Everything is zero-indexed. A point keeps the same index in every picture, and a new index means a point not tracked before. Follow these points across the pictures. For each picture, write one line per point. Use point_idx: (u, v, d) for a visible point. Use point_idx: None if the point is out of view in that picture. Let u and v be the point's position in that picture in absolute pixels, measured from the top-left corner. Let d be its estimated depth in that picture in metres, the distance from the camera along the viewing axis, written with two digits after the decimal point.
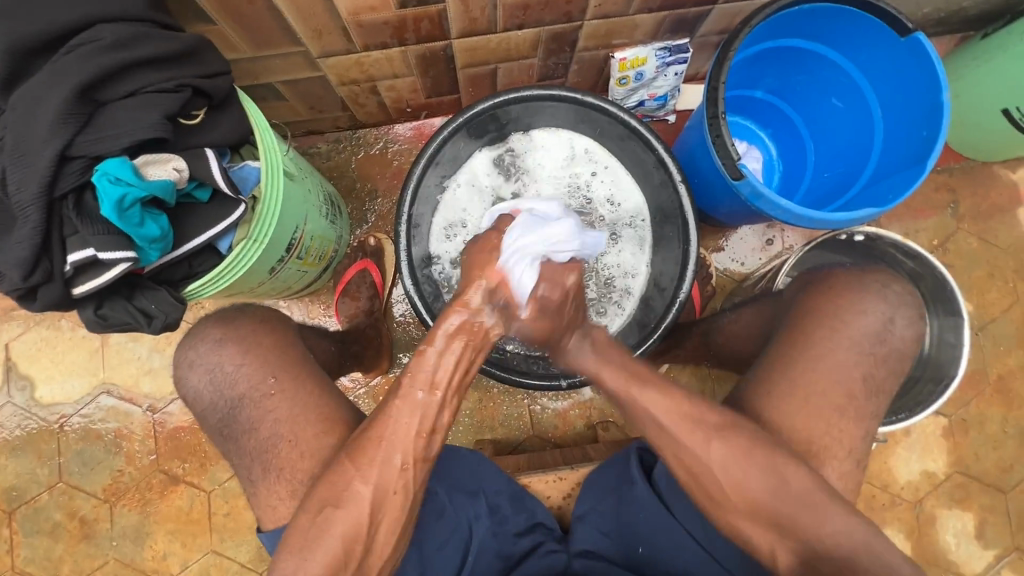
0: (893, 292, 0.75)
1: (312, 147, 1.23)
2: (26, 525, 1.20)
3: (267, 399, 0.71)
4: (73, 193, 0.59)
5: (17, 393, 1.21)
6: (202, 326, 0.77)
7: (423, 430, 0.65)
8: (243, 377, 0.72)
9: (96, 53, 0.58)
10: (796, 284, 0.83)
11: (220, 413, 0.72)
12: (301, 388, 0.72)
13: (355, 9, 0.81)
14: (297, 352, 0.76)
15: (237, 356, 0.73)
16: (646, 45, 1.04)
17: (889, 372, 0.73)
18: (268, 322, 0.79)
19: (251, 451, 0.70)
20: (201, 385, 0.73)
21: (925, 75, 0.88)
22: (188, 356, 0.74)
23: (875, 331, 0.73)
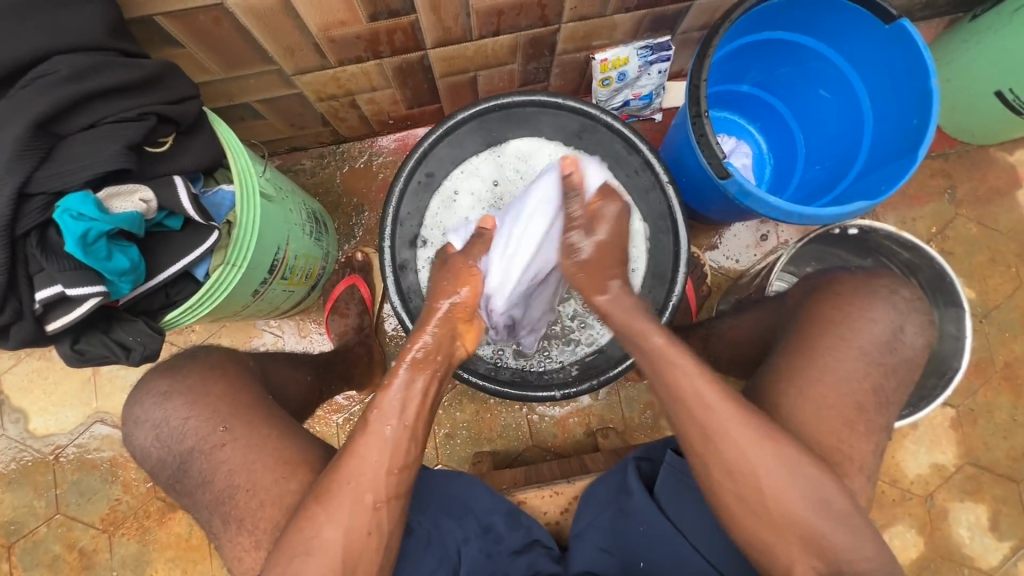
0: (901, 297, 0.73)
1: (296, 164, 1.21)
2: (26, 558, 1.19)
3: (217, 450, 0.68)
4: (36, 230, 0.58)
5: (11, 426, 1.20)
6: (148, 378, 0.74)
7: (394, 468, 0.64)
8: (191, 429, 0.69)
9: (52, 86, 0.56)
10: (803, 291, 0.80)
11: (170, 469, 0.70)
12: (254, 433, 0.69)
13: (326, 25, 0.80)
14: (251, 397, 0.73)
15: (182, 409, 0.70)
16: (626, 45, 1.02)
17: (900, 381, 0.70)
18: (221, 365, 0.76)
19: (226, 491, 0.67)
20: (148, 442, 0.71)
21: (912, 61, 0.86)
22: (135, 412, 0.72)
23: (884, 338, 0.71)
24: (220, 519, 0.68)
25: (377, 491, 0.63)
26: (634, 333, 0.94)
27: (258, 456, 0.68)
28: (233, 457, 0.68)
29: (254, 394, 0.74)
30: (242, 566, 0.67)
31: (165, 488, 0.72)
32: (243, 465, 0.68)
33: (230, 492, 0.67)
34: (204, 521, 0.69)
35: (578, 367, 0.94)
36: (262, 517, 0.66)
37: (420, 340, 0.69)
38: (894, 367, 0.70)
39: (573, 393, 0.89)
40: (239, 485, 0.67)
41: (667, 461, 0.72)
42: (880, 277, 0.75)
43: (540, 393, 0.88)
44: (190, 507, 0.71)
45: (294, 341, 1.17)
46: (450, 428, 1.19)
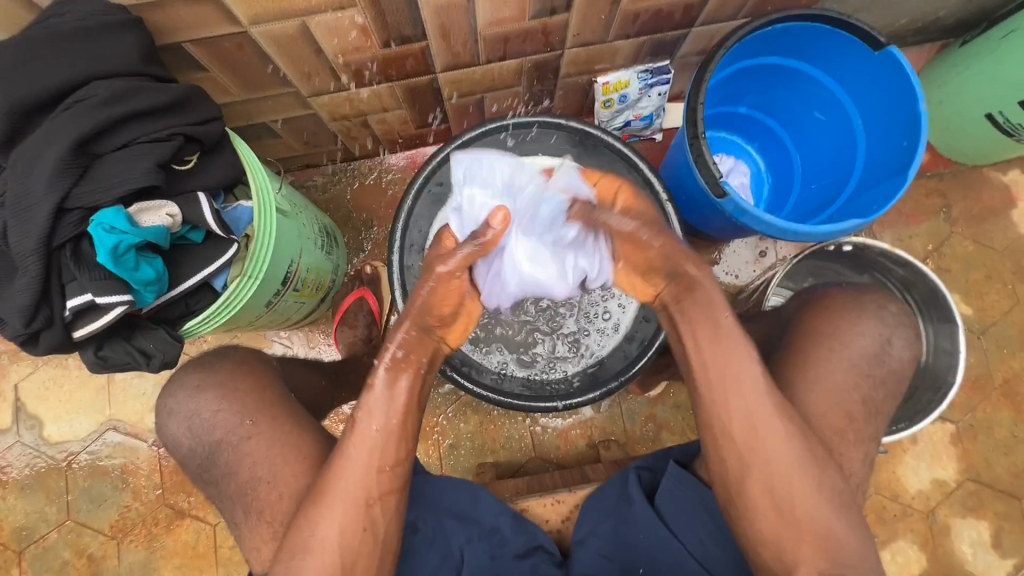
0: (890, 311, 0.76)
1: (309, 180, 1.26)
2: (36, 564, 1.21)
3: (244, 442, 0.72)
4: (70, 242, 0.62)
5: (26, 432, 1.23)
6: (182, 372, 0.79)
7: (384, 465, 0.66)
8: (221, 421, 0.73)
9: (90, 110, 0.61)
10: (796, 304, 0.82)
11: (199, 459, 0.74)
12: (277, 428, 0.73)
13: (342, 51, 0.85)
14: (277, 395, 0.77)
15: (214, 401, 0.74)
16: (628, 69, 1.07)
17: (887, 394, 0.73)
18: (247, 363, 0.80)
19: (236, 492, 0.71)
20: (180, 433, 0.74)
21: (902, 86, 0.89)
22: (168, 404, 0.76)
23: (872, 351, 0.73)
24: (241, 509, 0.71)
25: (387, 494, 0.66)
26: (634, 342, 0.95)
27: (281, 450, 0.71)
28: (257, 450, 0.71)
29: (279, 392, 0.78)
30: (259, 557, 0.70)
31: (192, 478, 0.76)
32: (267, 458, 0.71)
33: (253, 483, 0.70)
34: (227, 513, 0.72)
35: (581, 377, 0.96)
36: (277, 512, 0.69)
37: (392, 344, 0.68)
38: (883, 378, 0.73)
39: (574, 403, 0.92)
40: (252, 487, 0.70)
41: (668, 472, 0.74)
42: (870, 293, 0.78)
43: (541, 403, 0.92)
44: (214, 497, 0.74)
45: (303, 350, 1.20)
46: (454, 439, 1.21)
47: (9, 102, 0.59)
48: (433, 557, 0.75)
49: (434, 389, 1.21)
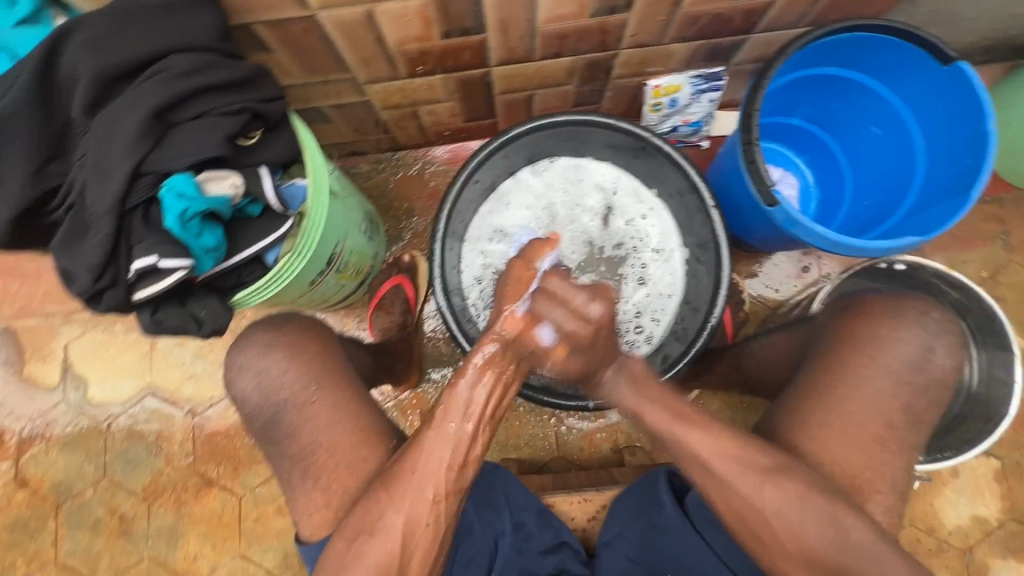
0: (932, 318, 0.72)
1: (354, 167, 1.28)
2: (71, 518, 1.25)
3: (307, 406, 0.74)
4: (142, 206, 0.65)
5: (71, 391, 1.29)
6: (253, 329, 0.79)
7: (456, 462, 0.66)
8: (288, 382, 0.75)
9: (169, 80, 0.64)
10: (829, 310, 0.80)
11: (265, 416, 0.75)
12: (339, 396, 0.75)
13: (402, 40, 0.86)
14: (339, 362, 0.79)
15: (283, 361, 0.76)
16: (680, 73, 1.06)
17: (930, 402, 0.70)
18: (314, 327, 0.82)
19: (292, 455, 0.74)
20: (248, 388, 0.75)
21: (969, 102, 0.86)
22: (238, 360, 0.77)
23: (914, 358, 0.70)
24: (298, 471, 0.73)
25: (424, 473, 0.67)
26: (665, 352, 0.98)
27: (340, 419, 0.74)
28: (320, 415, 0.74)
29: (340, 359, 0.80)
30: (310, 525, 0.72)
31: (252, 434, 0.77)
32: (328, 425, 0.74)
33: (314, 447, 0.73)
34: (283, 473, 0.74)
35: None
36: (336, 480, 0.72)
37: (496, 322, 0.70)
38: (924, 387, 0.70)
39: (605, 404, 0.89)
40: (292, 461, 0.73)
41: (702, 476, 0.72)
42: (910, 298, 0.74)
43: (570, 401, 0.89)
44: (273, 458, 0.75)
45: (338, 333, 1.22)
46: None
47: (95, 68, 0.62)
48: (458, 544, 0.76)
49: None
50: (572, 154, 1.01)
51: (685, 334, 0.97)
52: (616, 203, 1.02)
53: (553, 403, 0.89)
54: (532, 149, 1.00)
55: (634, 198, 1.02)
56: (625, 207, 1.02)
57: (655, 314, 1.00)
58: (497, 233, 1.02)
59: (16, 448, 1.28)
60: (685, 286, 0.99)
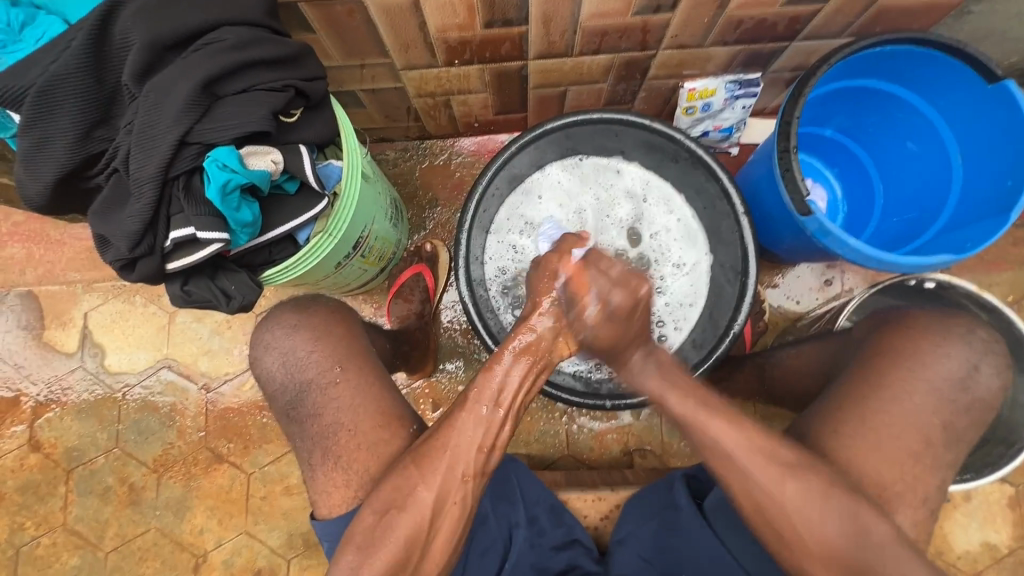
0: (978, 337, 0.72)
1: (380, 154, 1.29)
2: (82, 485, 1.26)
3: (332, 386, 0.74)
4: (184, 175, 0.65)
5: (89, 359, 1.30)
6: (278, 310, 0.81)
7: (485, 445, 0.66)
8: (313, 363, 0.75)
9: (219, 52, 0.64)
10: (866, 324, 0.80)
11: (289, 396, 0.76)
12: (363, 379, 0.75)
13: (443, 27, 0.86)
14: (364, 346, 0.80)
15: (308, 342, 0.77)
16: (716, 77, 1.05)
17: (969, 422, 0.70)
18: (339, 311, 0.83)
19: (314, 435, 0.73)
20: (273, 367, 0.77)
21: (1013, 122, 0.85)
22: (265, 339, 0.78)
23: (958, 375, 0.70)
24: (319, 453, 0.73)
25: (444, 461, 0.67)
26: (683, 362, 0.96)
27: (363, 402, 0.74)
28: (343, 397, 0.74)
29: (365, 344, 0.80)
30: (328, 502, 0.72)
31: (275, 413, 0.78)
32: (350, 407, 0.74)
33: (335, 428, 0.73)
34: (303, 453, 0.74)
35: None
36: (353, 461, 0.72)
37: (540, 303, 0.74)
38: (967, 406, 0.70)
39: (623, 403, 0.88)
40: (323, 435, 0.73)
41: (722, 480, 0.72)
42: (955, 316, 0.75)
43: (590, 400, 0.89)
44: (292, 436, 0.76)
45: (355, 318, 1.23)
46: None
47: (148, 36, 0.62)
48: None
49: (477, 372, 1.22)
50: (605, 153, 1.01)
51: (704, 345, 0.95)
52: (644, 210, 1.02)
53: (571, 401, 0.89)
54: (563, 143, 0.99)
55: (663, 203, 1.01)
56: (652, 214, 1.02)
57: (677, 321, 0.99)
58: (526, 228, 1.01)
59: (31, 411, 1.29)
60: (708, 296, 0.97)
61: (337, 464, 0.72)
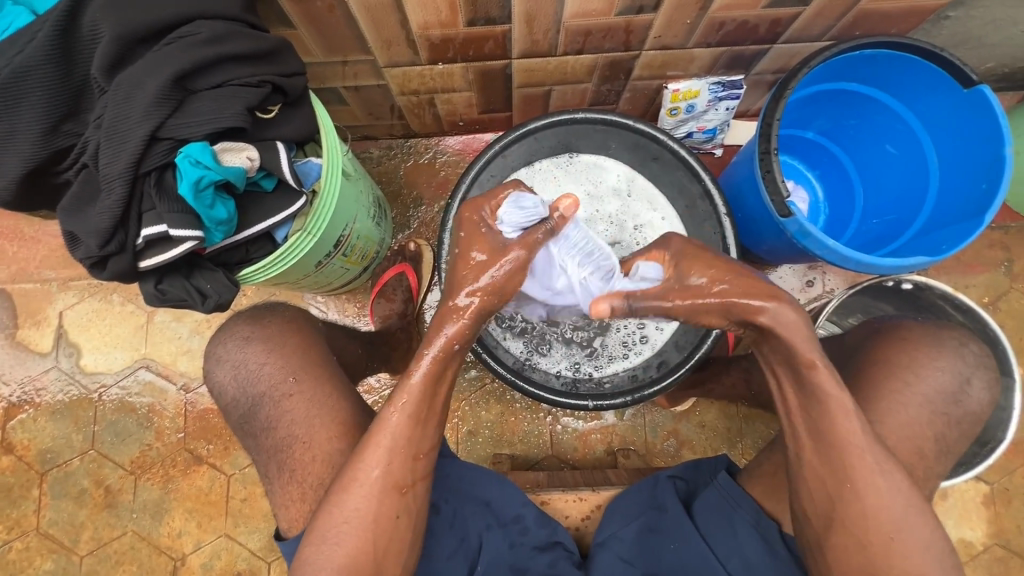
0: (970, 350, 0.75)
1: (364, 152, 1.27)
2: (56, 487, 1.24)
3: (286, 399, 0.74)
4: (156, 171, 0.64)
5: (64, 359, 1.27)
6: (234, 322, 0.81)
7: (421, 452, 0.65)
8: (265, 375, 0.75)
9: (192, 46, 0.63)
10: (864, 330, 0.82)
11: (242, 409, 0.76)
12: (319, 390, 0.75)
13: (426, 25, 0.85)
14: (321, 354, 0.79)
15: (261, 354, 0.77)
16: (700, 79, 1.05)
17: (961, 434, 0.73)
18: (296, 321, 0.82)
19: (269, 448, 0.74)
20: (226, 381, 0.77)
21: (988, 126, 0.87)
22: (217, 352, 0.79)
23: (950, 389, 0.73)
24: (275, 466, 0.73)
25: (417, 467, 0.65)
26: (662, 367, 0.93)
27: (318, 413, 0.73)
28: (297, 408, 0.74)
29: (323, 351, 0.80)
30: (288, 516, 0.72)
31: (231, 427, 0.78)
32: (305, 418, 0.73)
33: (289, 441, 0.73)
34: (261, 466, 0.75)
35: (613, 381, 0.94)
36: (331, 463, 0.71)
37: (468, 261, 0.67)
38: (959, 419, 0.72)
39: (605, 405, 0.92)
40: (284, 444, 0.73)
41: (716, 483, 0.76)
42: (947, 328, 0.77)
43: (571, 400, 0.91)
44: (250, 449, 0.76)
45: (336, 317, 1.21)
46: (473, 426, 1.20)
47: (119, 28, 0.61)
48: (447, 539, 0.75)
49: (460, 373, 1.21)
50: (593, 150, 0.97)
51: (686, 347, 0.93)
52: (631, 208, 0.96)
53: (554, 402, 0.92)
54: (547, 142, 0.97)
55: (649, 203, 0.96)
56: (640, 212, 0.96)
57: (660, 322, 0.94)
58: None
59: (4, 413, 1.26)
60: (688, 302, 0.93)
61: (317, 466, 0.71)
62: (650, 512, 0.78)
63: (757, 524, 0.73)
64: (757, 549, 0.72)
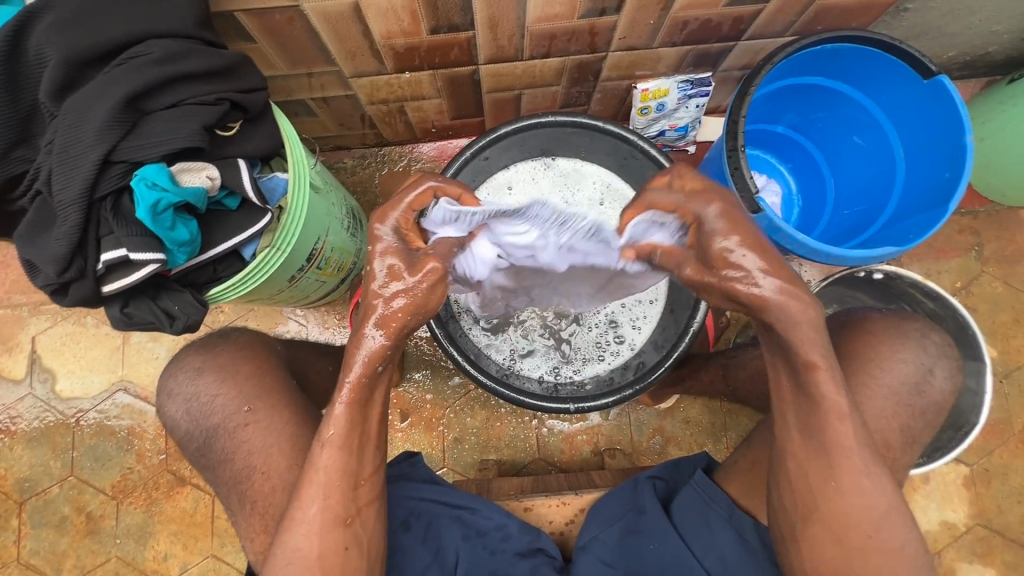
0: (932, 342, 0.78)
1: (338, 162, 1.26)
2: (35, 516, 1.21)
3: (241, 429, 0.75)
4: (111, 195, 0.64)
5: (38, 385, 1.24)
6: (184, 353, 0.82)
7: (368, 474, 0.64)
8: (218, 407, 0.76)
9: (143, 66, 0.63)
10: (830, 323, 0.84)
11: (196, 442, 0.77)
12: (274, 417, 0.75)
13: (389, 34, 0.85)
14: (276, 379, 0.79)
15: (212, 386, 0.77)
16: (669, 77, 1.06)
17: (926, 424, 0.75)
18: (250, 347, 0.83)
19: (227, 480, 0.75)
20: (178, 414, 0.78)
21: (948, 115, 0.88)
22: (169, 386, 0.79)
23: (913, 379, 0.75)
24: (236, 498, 0.74)
25: (377, 489, 0.66)
26: (642, 365, 0.93)
27: (276, 441, 0.74)
28: (253, 438, 0.74)
29: (280, 377, 0.80)
30: (253, 548, 0.72)
31: (190, 458, 0.80)
32: (261, 446, 0.73)
33: (248, 472, 0.73)
34: (223, 498, 0.76)
35: (594, 381, 0.94)
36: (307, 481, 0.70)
37: (374, 278, 0.59)
38: (922, 409, 0.75)
39: (587, 408, 0.90)
40: (243, 476, 0.73)
41: (693, 481, 0.77)
42: (909, 320, 0.80)
43: (552, 404, 0.90)
44: (211, 481, 0.78)
45: (317, 331, 1.19)
46: (459, 433, 1.20)
47: (65, 52, 0.60)
48: (424, 552, 0.76)
49: (444, 380, 1.21)
50: (571, 154, 0.97)
51: (664, 345, 0.93)
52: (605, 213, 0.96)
53: (533, 406, 0.90)
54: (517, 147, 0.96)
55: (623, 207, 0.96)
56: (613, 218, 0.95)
57: (635, 321, 0.95)
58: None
59: None
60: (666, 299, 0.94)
61: (276, 497, 0.71)
62: (630, 514, 0.78)
63: (734, 519, 0.73)
64: (735, 546, 0.72)
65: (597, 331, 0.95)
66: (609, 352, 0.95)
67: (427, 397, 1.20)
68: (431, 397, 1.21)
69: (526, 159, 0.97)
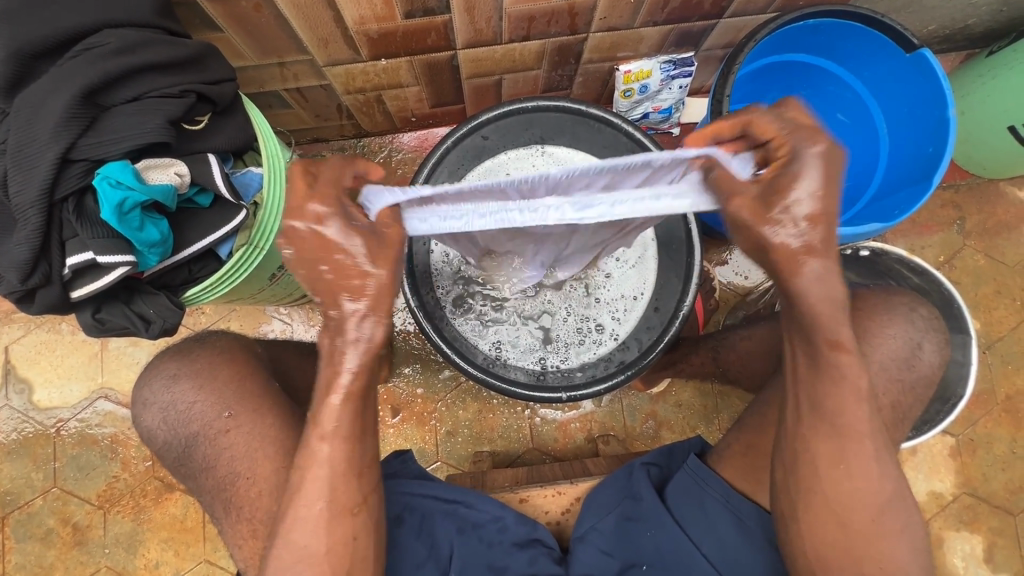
0: (920, 315, 0.78)
1: (317, 154, 1.23)
2: (20, 530, 1.18)
3: (222, 436, 0.73)
4: (73, 196, 0.61)
5: (15, 396, 1.20)
6: (160, 359, 0.80)
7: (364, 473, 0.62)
8: (197, 415, 0.74)
9: (99, 59, 0.60)
10: None
11: (175, 452, 0.75)
12: (256, 421, 0.73)
13: (362, 19, 0.82)
14: (257, 383, 0.77)
15: (189, 393, 0.75)
16: (651, 58, 1.04)
17: (916, 398, 0.76)
18: (230, 351, 0.80)
19: (212, 488, 0.73)
20: (155, 423, 0.75)
21: (931, 90, 0.88)
22: (143, 395, 0.77)
23: (904, 355, 0.76)
24: (221, 504, 0.72)
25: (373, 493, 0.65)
26: (630, 352, 0.92)
27: (262, 444, 0.72)
28: (235, 443, 0.72)
29: (259, 380, 0.77)
30: (242, 553, 0.71)
31: (169, 468, 0.78)
32: (246, 451, 0.72)
33: (232, 479, 0.72)
34: (208, 507, 0.74)
35: (582, 370, 0.92)
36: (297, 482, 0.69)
37: None
38: (914, 384, 0.75)
39: (579, 395, 0.90)
40: (227, 482, 0.72)
41: (686, 467, 0.77)
42: (898, 295, 0.81)
43: (546, 393, 0.89)
44: (195, 489, 0.76)
45: (302, 329, 1.16)
46: (452, 426, 1.19)
47: (14, 43, 0.57)
48: (419, 548, 0.75)
49: (434, 374, 1.20)
50: (563, 142, 0.94)
51: (652, 332, 0.92)
52: None
53: (518, 395, 0.90)
54: (507, 132, 0.93)
55: None
56: None
57: (616, 312, 0.94)
58: None
59: None
60: (655, 289, 0.93)
61: (264, 501, 0.70)
62: (627, 501, 0.78)
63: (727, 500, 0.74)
64: (729, 527, 0.73)
65: (576, 317, 0.94)
66: (595, 344, 0.93)
67: (418, 391, 1.19)
68: (422, 390, 1.19)
69: (521, 146, 0.94)
